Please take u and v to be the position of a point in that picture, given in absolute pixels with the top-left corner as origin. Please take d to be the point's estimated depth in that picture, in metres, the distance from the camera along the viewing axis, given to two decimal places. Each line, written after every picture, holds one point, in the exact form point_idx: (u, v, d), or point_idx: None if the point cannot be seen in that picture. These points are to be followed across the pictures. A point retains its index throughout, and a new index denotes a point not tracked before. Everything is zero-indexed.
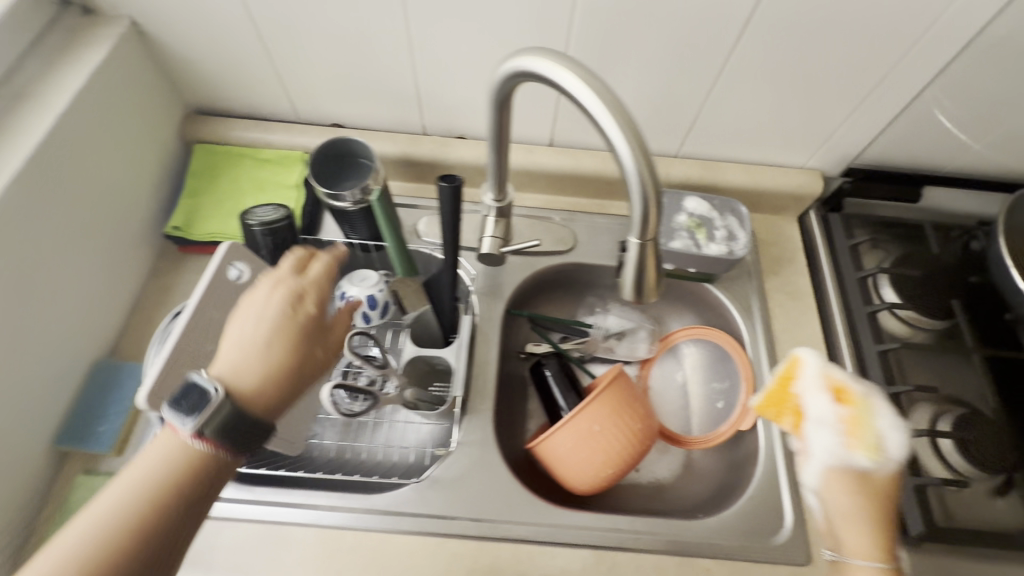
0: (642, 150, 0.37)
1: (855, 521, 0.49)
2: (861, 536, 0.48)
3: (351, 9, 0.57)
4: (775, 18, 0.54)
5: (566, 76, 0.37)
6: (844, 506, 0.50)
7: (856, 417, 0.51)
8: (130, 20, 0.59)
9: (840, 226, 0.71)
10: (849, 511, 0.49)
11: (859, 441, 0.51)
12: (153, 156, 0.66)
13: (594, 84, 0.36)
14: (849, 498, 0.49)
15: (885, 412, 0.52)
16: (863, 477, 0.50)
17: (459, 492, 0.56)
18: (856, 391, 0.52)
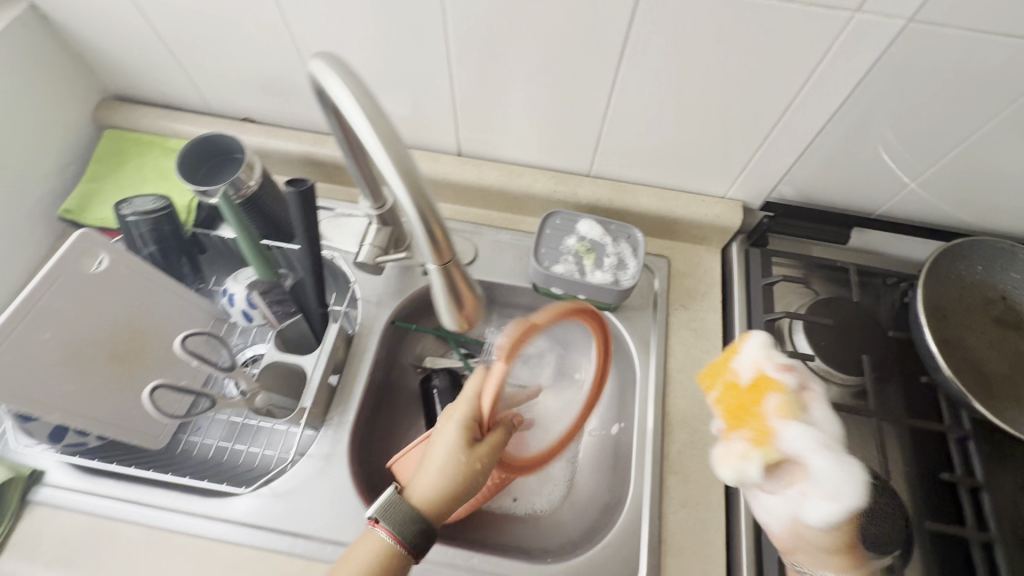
0: (407, 167, 0.34)
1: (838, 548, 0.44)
2: (823, 560, 0.44)
3: (228, 3, 0.55)
4: (652, 35, 0.49)
5: (338, 89, 0.34)
6: (838, 540, 0.44)
7: (794, 405, 0.45)
8: (30, 4, 0.60)
9: (760, 264, 0.66)
10: (818, 537, 0.44)
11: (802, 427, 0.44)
12: (58, 138, 0.66)
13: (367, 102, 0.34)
14: (828, 528, 0.43)
15: (819, 405, 0.46)
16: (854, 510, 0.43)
17: (298, 506, 0.54)
18: (787, 382, 0.47)
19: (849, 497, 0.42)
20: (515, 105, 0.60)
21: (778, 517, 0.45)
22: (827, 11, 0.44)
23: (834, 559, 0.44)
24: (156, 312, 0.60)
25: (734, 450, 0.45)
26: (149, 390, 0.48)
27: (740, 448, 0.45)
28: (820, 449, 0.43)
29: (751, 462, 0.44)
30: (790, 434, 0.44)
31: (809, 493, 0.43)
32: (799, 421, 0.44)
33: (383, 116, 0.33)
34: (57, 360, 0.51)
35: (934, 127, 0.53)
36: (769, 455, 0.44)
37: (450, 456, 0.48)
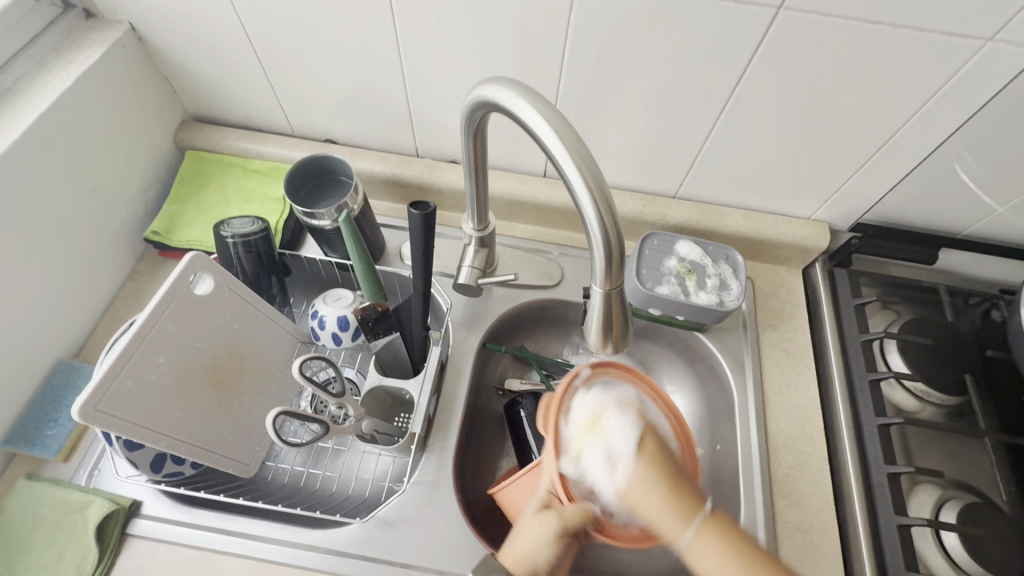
0: (600, 186, 0.33)
1: (652, 513, 0.40)
2: (675, 528, 0.38)
3: (342, 29, 0.56)
4: (774, 62, 0.50)
5: (525, 107, 0.35)
6: (643, 500, 0.40)
7: (587, 420, 0.45)
8: (131, 26, 0.60)
9: (847, 283, 0.67)
10: (658, 496, 0.40)
11: (597, 438, 0.43)
12: (143, 159, 0.66)
13: (554, 118, 0.34)
14: (649, 482, 0.41)
15: (612, 415, 0.44)
16: (654, 434, 0.43)
17: (408, 537, 0.53)
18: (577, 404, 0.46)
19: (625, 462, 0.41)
20: (615, 128, 0.61)
21: (637, 495, 0.41)
22: (958, 39, 0.45)
23: (709, 525, 0.38)
24: (251, 335, 0.58)
25: (616, 441, 0.43)
26: (271, 417, 0.46)
27: (624, 432, 0.43)
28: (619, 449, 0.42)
29: (595, 442, 0.43)
30: (627, 424, 0.43)
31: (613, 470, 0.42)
32: (629, 409, 0.45)
33: (578, 137, 0.33)
34: (169, 384, 0.49)
35: None
36: (590, 429, 0.44)
37: (552, 553, 0.44)
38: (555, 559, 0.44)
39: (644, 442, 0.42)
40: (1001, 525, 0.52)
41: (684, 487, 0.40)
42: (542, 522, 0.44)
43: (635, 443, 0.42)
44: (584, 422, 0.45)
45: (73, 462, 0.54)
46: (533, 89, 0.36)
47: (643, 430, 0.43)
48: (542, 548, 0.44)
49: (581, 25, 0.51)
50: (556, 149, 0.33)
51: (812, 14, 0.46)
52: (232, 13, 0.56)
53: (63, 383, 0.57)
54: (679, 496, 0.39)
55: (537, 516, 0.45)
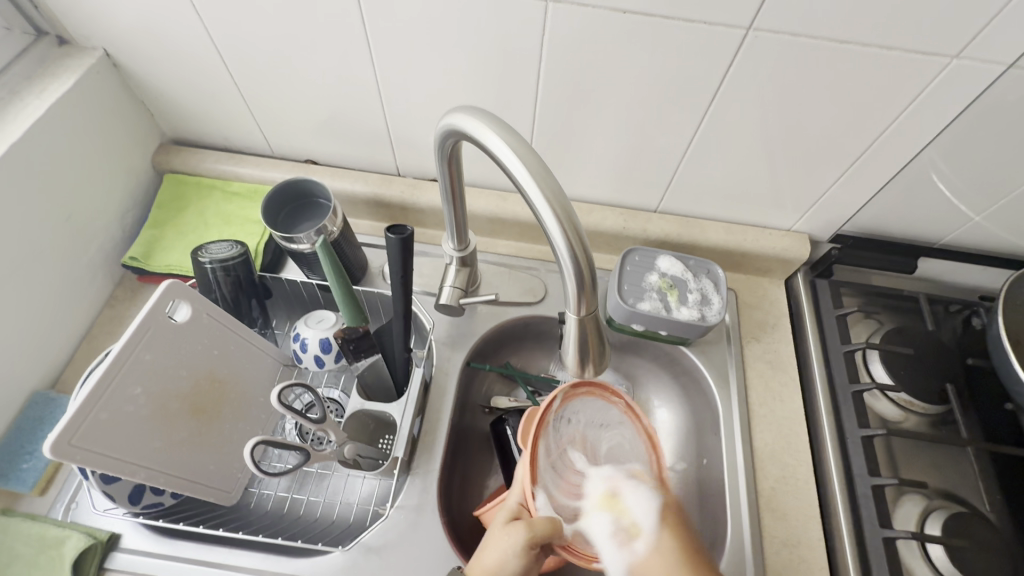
0: (567, 212, 0.35)
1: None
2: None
3: (318, 53, 0.56)
4: (746, 80, 0.51)
5: (493, 137, 0.35)
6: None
7: (609, 497, 0.45)
8: (106, 52, 0.59)
9: (828, 294, 0.67)
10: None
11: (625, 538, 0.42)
12: (121, 184, 0.65)
13: (521, 148, 0.35)
14: (669, 561, 0.41)
15: (640, 490, 0.45)
16: (677, 508, 0.44)
17: (392, 563, 0.52)
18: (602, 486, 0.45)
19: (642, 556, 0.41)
20: (593, 145, 0.61)
21: (651, 570, 0.41)
22: (926, 57, 0.46)
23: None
24: (231, 360, 0.58)
25: (638, 511, 0.43)
26: (250, 445, 0.45)
27: (644, 504, 0.44)
28: (647, 522, 0.43)
29: (608, 515, 0.44)
30: (647, 495, 0.44)
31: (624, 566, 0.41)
32: (648, 480, 0.46)
33: (545, 166, 0.35)
34: (146, 415, 0.48)
35: (1006, 162, 0.56)
36: (604, 503, 0.44)
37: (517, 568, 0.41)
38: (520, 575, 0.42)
39: (665, 513, 0.43)
40: (985, 534, 0.53)
41: (697, 563, 0.41)
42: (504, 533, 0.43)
43: (658, 518, 0.43)
44: (596, 498, 0.45)
45: (50, 496, 0.54)
46: (502, 121, 0.37)
47: (667, 503, 0.44)
48: (507, 562, 0.41)
49: (555, 46, 0.51)
50: (525, 183, 0.34)
51: (782, 34, 0.46)
52: (207, 38, 0.56)
53: (39, 414, 0.56)
54: (696, 567, 0.41)
55: (505, 527, 0.43)
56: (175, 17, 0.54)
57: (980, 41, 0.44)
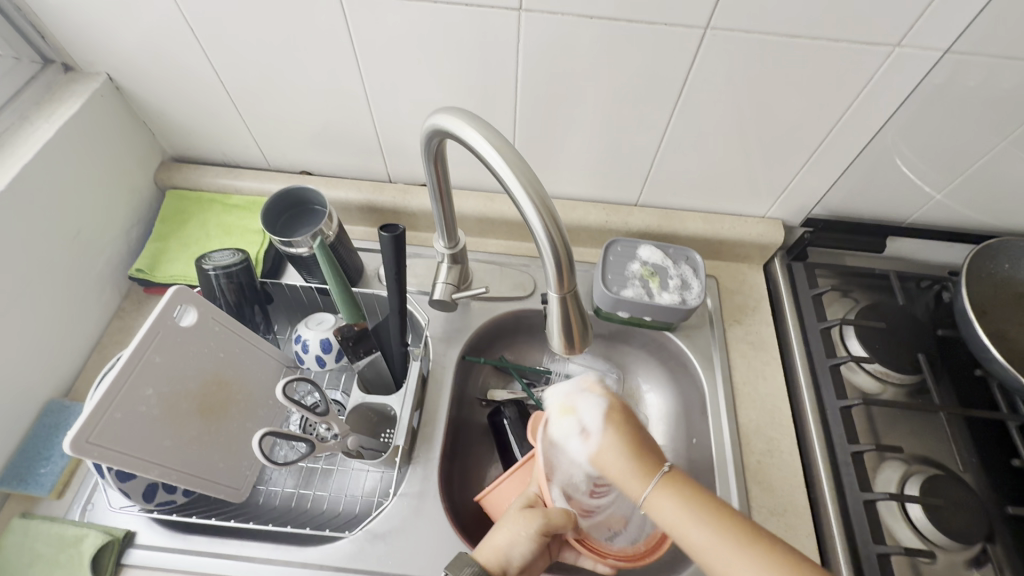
0: (543, 199, 0.37)
1: (617, 472, 0.48)
2: (639, 484, 0.46)
3: (310, 69, 0.60)
4: (709, 76, 0.55)
5: (471, 132, 0.39)
6: (612, 466, 0.48)
7: (562, 403, 0.52)
8: (109, 76, 0.63)
9: (804, 275, 0.71)
10: (621, 462, 0.48)
11: (584, 423, 0.50)
12: (126, 200, 0.69)
13: (497, 140, 0.38)
14: (619, 449, 0.48)
15: (590, 398, 0.51)
16: (621, 410, 0.51)
17: (398, 545, 0.54)
18: (562, 403, 0.51)
19: (597, 431, 0.49)
20: (572, 144, 0.65)
21: (607, 459, 0.48)
22: (871, 46, 0.50)
23: (669, 481, 0.45)
24: (238, 363, 0.61)
25: (588, 417, 0.50)
26: (258, 437, 0.47)
27: (593, 409, 0.50)
28: (600, 416, 0.50)
29: (569, 419, 0.50)
30: (596, 403, 0.51)
31: (586, 441, 0.49)
32: (599, 390, 0.52)
33: (520, 156, 0.38)
34: (158, 415, 0.51)
35: (958, 142, 0.60)
36: (561, 412, 0.51)
37: (526, 552, 0.47)
38: (525, 560, 0.47)
39: (612, 412, 0.50)
40: (960, 493, 0.55)
41: (646, 442, 0.49)
42: (519, 516, 0.48)
43: (603, 417, 0.50)
44: (552, 408, 0.52)
45: (67, 499, 0.56)
46: (479, 117, 0.40)
47: (613, 406, 0.51)
48: (518, 543, 0.47)
49: (531, 53, 0.55)
50: (503, 173, 0.37)
51: (738, 32, 0.50)
52: (204, 59, 0.60)
53: (54, 421, 0.58)
54: (643, 458, 0.47)
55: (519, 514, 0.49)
56: (173, 40, 0.58)
57: (918, 30, 0.48)
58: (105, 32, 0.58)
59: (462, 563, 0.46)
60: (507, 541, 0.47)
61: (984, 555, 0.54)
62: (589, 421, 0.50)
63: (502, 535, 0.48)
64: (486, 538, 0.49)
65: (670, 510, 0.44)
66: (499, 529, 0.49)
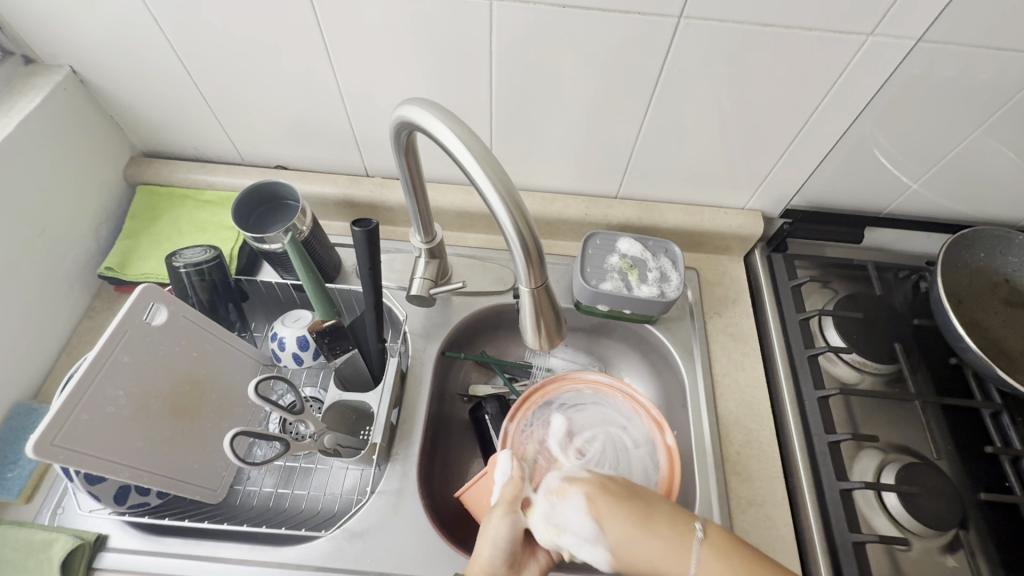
0: (511, 192, 0.37)
1: (647, 564, 0.41)
2: (677, 565, 0.40)
3: (279, 61, 0.59)
4: (685, 67, 0.54)
5: (436, 123, 0.38)
6: (636, 560, 0.42)
7: (546, 530, 0.46)
8: (71, 68, 0.61)
9: (783, 266, 0.71)
10: (642, 556, 0.42)
11: (578, 533, 0.44)
12: (94, 197, 0.67)
13: (464, 131, 0.38)
14: (626, 537, 0.42)
15: (566, 499, 0.46)
16: (604, 493, 0.45)
17: (377, 543, 0.54)
18: (546, 527, 0.46)
19: (590, 531, 0.44)
20: (550, 136, 0.64)
21: (625, 557, 0.42)
22: (845, 35, 0.49)
23: (705, 546, 0.40)
24: (211, 362, 0.59)
25: (578, 523, 0.44)
26: (230, 437, 0.46)
27: (576, 509, 0.45)
28: (584, 515, 0.44)
29: (564, 539, 0.45)
30: (575, 502, 0.45)
31: (593, 547, 0.43)
32: (569, 489, 0.46)
33: (487, 148, 0.37)
34: (128, 416, 0.50)
35: (933, 132, 0.60)
36: (553, 537, 0.45)
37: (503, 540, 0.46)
38: (505, 549, 0.46)
39: (596, 505, 0.44)
40: (936, 480, 0.56)
41: (652, 510, 0.43)
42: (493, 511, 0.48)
43: (590, 514, 0.44)
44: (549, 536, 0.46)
45: (36, 503, 0.55)
46: (447, 109, 0.39)
47: (592, 494, 0.45)
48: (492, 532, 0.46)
49: (505, 43, 0.54)
50: (469, 165, 0.37)
51: (712, 21, 0.49)
52: (170, 52, 0.58)
53: (21, 424, 0.57)
54: (662, 529, 0.42)
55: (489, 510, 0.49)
56: (136, 31, 0.56)
57: (891, 18, 0.48)
58: (65, 22, 0.56)
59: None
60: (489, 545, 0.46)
61: (957, 542, 0.55)
62: (580, 525, 0.44)
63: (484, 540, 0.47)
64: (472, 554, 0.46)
65: None
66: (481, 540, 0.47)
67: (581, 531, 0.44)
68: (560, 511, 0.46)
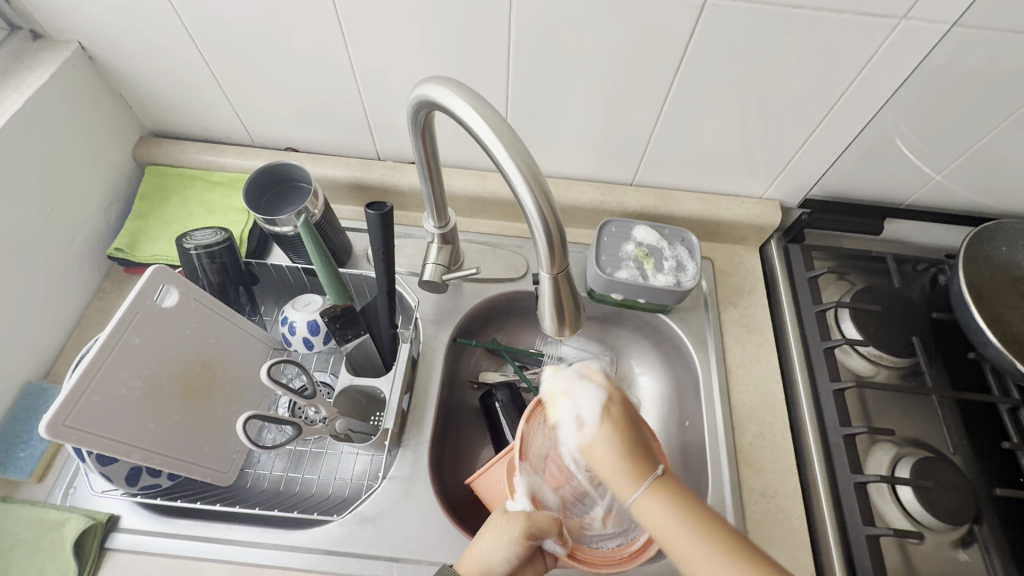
0: (535, 174, 0.36)
1: (606, 468, 0.43)
2: (626, 488, 0.41)
3: (292, 40, 0.57)
4: (708, 50, 0.53)
5: (458, 103, 0.37)
6: (602, 460, 0.43)
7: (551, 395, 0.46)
8: (80, 44, 0.60)
9: (800, 257, 0.70)
10: (614, 460, 0.42)
11: (571, 415, 0.44)
12: (103, 177, 0.66)
13: (486, 111, 0.37)
14: (610, 447, 0.43)
15: (584, 389, 0.45)
16: (620, 402, 0.45)
17: (387, 527, 0.54)
18: (555, 391, 0.46)
19: (589, 419, 0.43)
20: (566, 119, 0.63)
21: (598, 455, 0.43)
22: (876, 19, 0.48)
23: (656, 491, 0.40)
24: (223, 346, 0.59)
25: (583, 406, 0.44)
26: (243, 421, 0.46)
27: (590, 399, 0.44)
28: (595, 414, 0.43)
29: (564, 404, 0.44)
30: (592, 391, 0.44)
31: (580, 428, 0.43)
32: (598, 378, 0.46)
33: (511, 129, 0.36)
34: (140, 398, 0.49)
35: (960, 122, 0.58)
36: (559, 396, 0.45)
37: (510, 557, 0.45)
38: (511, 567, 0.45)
39: (608, 407, 0.44)
40: (952, 475, 0.55)
41: (638, 447, 0.43)
42: (502, 521, 0.46)
43: (602, 411, 0.43)
44: (549, 393, 0.46)
45: (48, 482, 0.55)
46: (469, 89, 0.38)
47: (609, 396, 0.44)
48: (502, 548, 0.45)
49: (524, 24, 0.53)
50: (493, 146, 0.36)
51: (738, 1, 0.48)
52: (179, 28, 0.57)
53: (33, 404, 0.57)
54: (635, 456, 0.42)
55: (504, 517, 0.47)
56: (146, 7, 0.55)
57: (926, 2, 0.46)
58: None
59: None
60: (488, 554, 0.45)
61: (971, 537, 0.54)
62: (586, 405, 0.43)
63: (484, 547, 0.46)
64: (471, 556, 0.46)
65: (659, 518, 0.39)
66: (481, 544, 0.46)
67: (584, 408, 0.43)
68: (573, 387, 0.44)
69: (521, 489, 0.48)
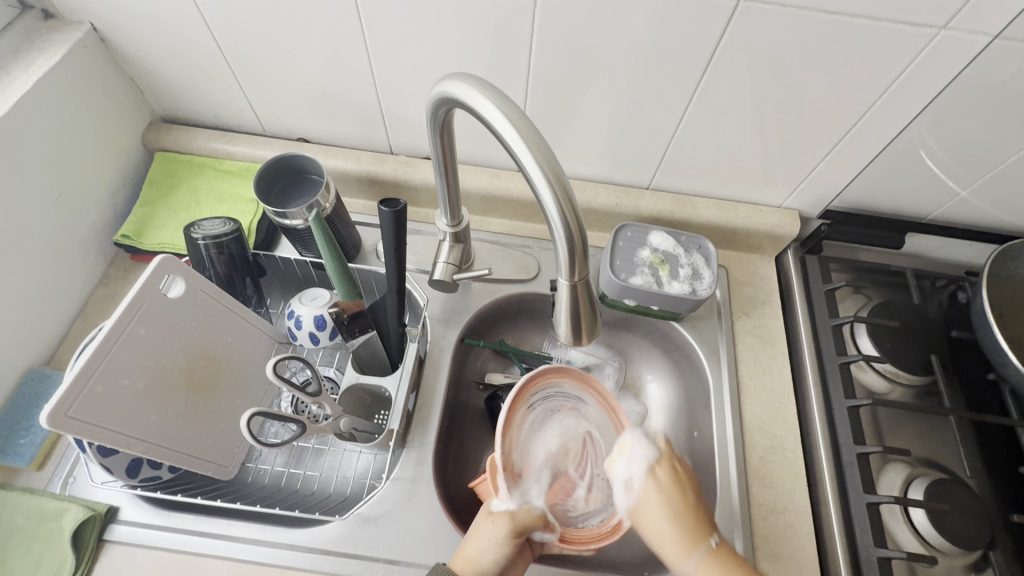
0: (559, 177, 0.35)
1: (655, 533, 0.44)
2: (680, 554, 0.43)
3: (310, 29, 0.56)
4: (737, 54, 0.51)
5: (481, 100, 0.36)
6: (651, 524, 0.45)
7: (651, 483, 0.45)
8: (92, 25, 0.59)
9: (818, 269, 0.68)
10: (668, 528, 0.44)
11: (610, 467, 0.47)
12: (113, 161, 0.65)
13: (512, 110, 0.35)
14: (662, 510, 0.44)
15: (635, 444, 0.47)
16: (675, 467, 0.47)
17: (388, 528, 0.53)
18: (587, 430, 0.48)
19: (638, 475, 0.46)
20: (586, 120, 0.61)
21: (648, 517, 0.45)
22: (914, 28, 0.46)
23: (711, 558, 0.42)
24: (228, 340, 0.58)
25: (635, 468, 0.46)
26: (247, 417, 0.44)
27: (640, 458, 0.46)
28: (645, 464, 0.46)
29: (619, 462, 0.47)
30: (643, 450, 0.47)
31: (630, 482, 0.46)
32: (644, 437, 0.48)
33: (536, 130, 0.35)
34: (141, 389, 0.48)
35: (991, 137, 0.57)
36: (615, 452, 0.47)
37: (499, 557, 0.45)
38: (500, 564, 0.45)
39: (659, 469, 0.46)
40: (967, 499, 0.54)
41: (690, 518, 0.44)
42: (485, 527, 0.46)
43: (649, 471, 0.46)
44: None
45: (47, 471, 0.54)
46: (493, 86, 0.36)
47: (661, 457, 0.47)
48: (491, 549, 0.45)
49: (548, 21, 0.51)
50: (517, 147, 0.34)
51: (772, 6, 0.46)
52: (195, 14, 0.56)
53: (35, 390, 0.56)
54: (689, 525, 0.44)
55: (489, 517, 0.46)
56: None
57: (967, 12, 0.45)
58: None
59: (437, 571, 0.45)
60: (477, 554, 0.45)
61: (985, 562, 0.53)
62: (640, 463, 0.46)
63: (474, 547, 0.45)
64: (463, 552, 0.46)
65: None
66: (473, 544, 0.46)
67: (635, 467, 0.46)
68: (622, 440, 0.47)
69: (505, 488, 0.44)
